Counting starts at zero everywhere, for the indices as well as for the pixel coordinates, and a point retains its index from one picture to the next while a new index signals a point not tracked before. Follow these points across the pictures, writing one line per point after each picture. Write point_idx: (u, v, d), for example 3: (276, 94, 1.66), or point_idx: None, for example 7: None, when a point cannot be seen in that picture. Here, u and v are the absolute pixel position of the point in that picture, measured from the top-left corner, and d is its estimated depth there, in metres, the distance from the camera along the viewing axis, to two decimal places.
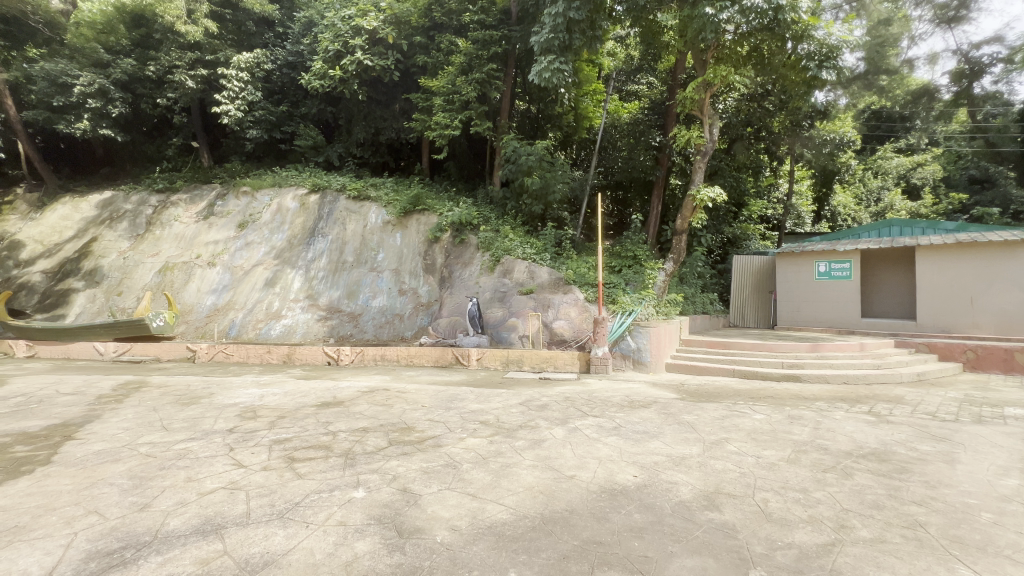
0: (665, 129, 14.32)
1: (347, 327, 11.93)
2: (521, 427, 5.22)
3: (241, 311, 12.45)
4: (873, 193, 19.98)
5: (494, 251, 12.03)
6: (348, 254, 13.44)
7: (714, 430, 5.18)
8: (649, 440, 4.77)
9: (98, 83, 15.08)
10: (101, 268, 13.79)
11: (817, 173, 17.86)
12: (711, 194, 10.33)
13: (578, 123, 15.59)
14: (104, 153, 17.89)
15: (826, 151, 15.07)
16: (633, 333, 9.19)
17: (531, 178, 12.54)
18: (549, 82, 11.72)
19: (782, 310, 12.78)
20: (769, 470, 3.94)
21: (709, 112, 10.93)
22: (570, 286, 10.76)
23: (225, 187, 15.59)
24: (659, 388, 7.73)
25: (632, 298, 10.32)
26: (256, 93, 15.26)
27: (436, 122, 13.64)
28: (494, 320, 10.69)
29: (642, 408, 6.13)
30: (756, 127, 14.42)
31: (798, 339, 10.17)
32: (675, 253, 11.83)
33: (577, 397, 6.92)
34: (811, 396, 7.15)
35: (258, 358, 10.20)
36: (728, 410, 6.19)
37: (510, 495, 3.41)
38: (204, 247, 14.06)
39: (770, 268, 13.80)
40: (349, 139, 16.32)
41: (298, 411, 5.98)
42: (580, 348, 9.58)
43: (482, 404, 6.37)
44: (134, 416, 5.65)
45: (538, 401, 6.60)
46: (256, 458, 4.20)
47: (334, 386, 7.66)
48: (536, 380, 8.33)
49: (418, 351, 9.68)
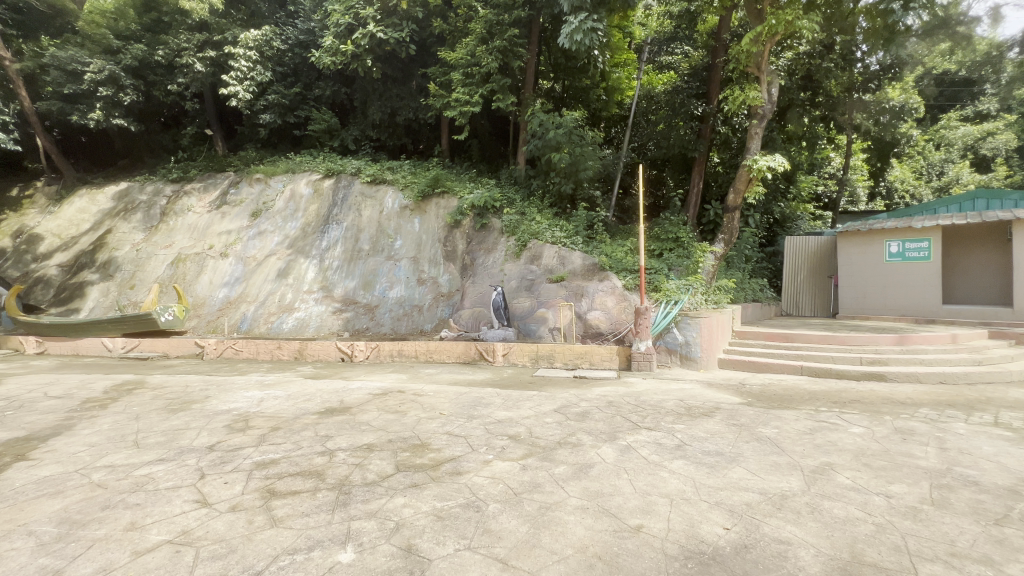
0: (708, 96, 12.81)
1: (363, 320, 11.12)
2: (560, 446, 4.21)
3: (253, 304, 11.79)
4: (936, 166, 18.60)
5: (521, 235, 11.00)
6: (363, 242, 12.62)
7: (807, 451, 4.06)
8: (728, 467, 3.69)
9: (108, 70, 14.47)
10: (114, 261, 13.35)
11: (873, 146, 16.11)
12: (768, 164, 8.80)
13: (609, 96, 14.92)
14: (122, 144, 17.59)
15: (880, 121, 13.47)
16: (680, 325, 8.08)
17: (559, 154, 11.43)
18: (581, 44, 10.51)
19: (844, 298, 11.35)
20: (918, 522, 2.81)
21: (768, 69, 9.35)
22: (606, 272, 9.63)
23: (238, 174, 14.98)
24: (717, 390, 6.62)
25: (678, 284, 9.09)
26: (266, 74, 14.43)
27: (455, 98, 12.56)
28: (522, 311, 9.75)
29: (705, 419, 5.04)
30: (808, 91, 12.87)
31: (874, 330, 8.80)
32: (726, 233, 10.40)
33: (622, 401, 5.87)
34: (908, 400, 5.90)
35: (268, 354, 9.49)
36: (811, 420, 5.04)
37: (556, 564, 2.41)
38: (217, 237, 13.48)
39: (830, 250, 12.32)
40: (365, 121, 15.39)
41: (296, 422, 5.11)
42: (618, 342, 8.50)
43: (510, 411, 5.38)
44: (109, 427, 4.88)
45: (575, 408, 5.58)
46: (226, 492, 3.31)
47: (344, 388, 6.83)
48: (571, 380, 7.29)
49: (439, 346, 8.76)
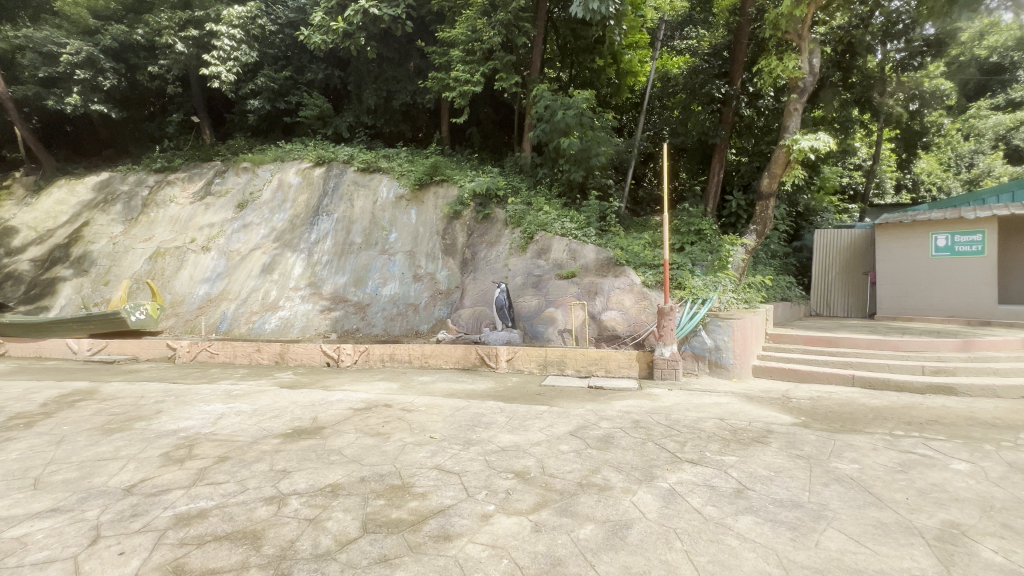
0: (730, 77, 11.71)
1: (353, 320, 10.15)
2: (584, 491, 3.22)
3: (234, 302, 10.85)
4: (965, 158, 17.53)
5: (527, 226, 9.99)
6: (355, 235, 11.66)
7: (914, 500, 3.06)
8: (819, 529, 2.69)
9: (86, 51, 13.49)
10: (89, 255, 12.44)
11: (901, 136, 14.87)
12: (811, 144, 7.72)
13: (621, 80, 14.19)
14: (107, 134, 16.71)
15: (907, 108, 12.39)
16: (709, 327, 7.09)
17: (569, 138, 10.45)
18: (597, 14, 9.55)
19: (882, 297, 10.30)
20: None
21: (810, 36, 8.30)
22: (623, 267, 8.61)
23: (225, 164, 14.05)
24: (758, 405, 5.61)
25: (705, 281, 8.04)
26: (251, 53, 13.40)
27: (454, 77, 11.48)
28: (528, 311, 8.78)
29: (761, 448, 4.04)
30: (841, 71, 11.71)
31: (929, 334, 7.75)
32: (758, 223, 9.28)
33: (650, 421, 4.89)
34: (999, 421, 4.88)
35: (246, 358, 8.54)
36: (893, 450, 4.02)
37: None
38: (199, 230, 12.56)
39: (864, 244, 11.26)
40: (359, 106, 14.41)
41: (252, 448, 4.13)
42: (637, 346, 7.49)
43: (517, 435, 4.41)
44: (17, 457, 3.92)
45: (595, 430, 4.58)
46: (114, 573, 2.34)
47: (322, 400, 5.86)
48: (585, 391, 6.30)
49: (435, 350, 7.78)
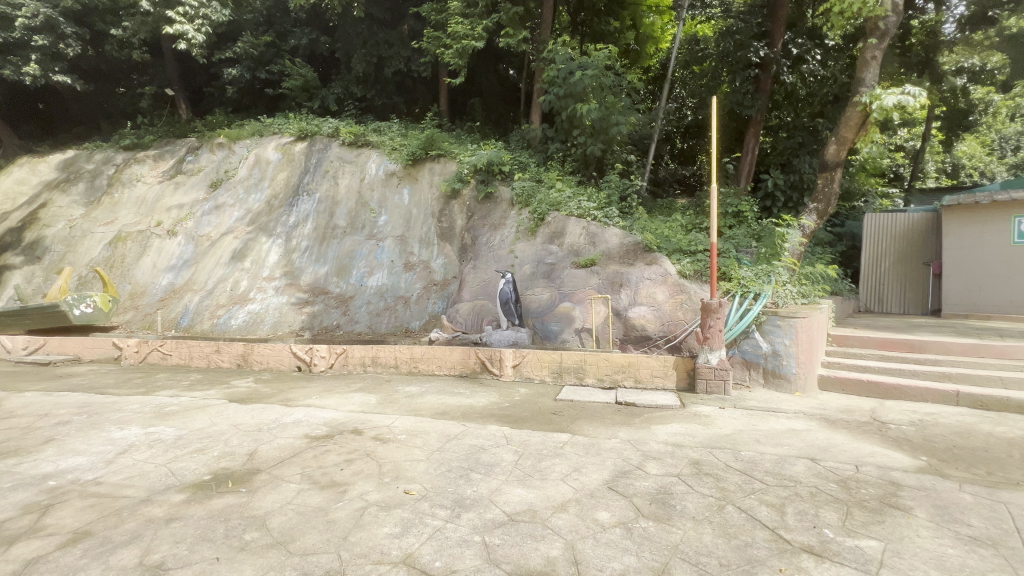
0: (770, 37, 10.12)
1: (333, 315, 8.78)
2: None
3: (199, 294, 9.50)
4: (1010, 140, 16.33)
5: (537, 206, 8.56)
6: (340, 217, 10.29)
7: None
8: None
9: (43, 14, 11.96)
10: (43, 240, 11.10)
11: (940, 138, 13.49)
12: (899, 100, 6.28)
13: (641, 46, 12.76)
14: (78, 109, 15.32)
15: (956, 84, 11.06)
16: (766, 328, 5.67)
17: (586, 105, 8.99)
18: None
19: (950, 291, 8.81)
20: None
21: None
22: (653, 253, 7.17)
23: (199, 139, 12.64)
24: (851, 435, 4.19)
25: (756, 271, 6.60)
26: (223, 11, 12.02)
27: (452, 33, 9.96)
28: (538, 306, 7.38)
29: (911, 525, 2.62)
30: (899, 28, 10.48)
31: None
32: (819, 201, 7.79)
33: (718, 464, 3.47)
34: None
35: (203, 359, 7.16)
36: None
37: None
38: (166, 212, 11.21)
39: (924, 230, 9.76)
40: (348, 75, 12.92)
41: (137, 513, 2.76)
42: (673, 350, 6.08)
43: (533, 490, 3.02)
44: None
45: (645, 480, 3.18)
46: None
47: (272, 423, 4.46)
48: (615, 410, 4.90)
49: (426, 353, 6.38)
